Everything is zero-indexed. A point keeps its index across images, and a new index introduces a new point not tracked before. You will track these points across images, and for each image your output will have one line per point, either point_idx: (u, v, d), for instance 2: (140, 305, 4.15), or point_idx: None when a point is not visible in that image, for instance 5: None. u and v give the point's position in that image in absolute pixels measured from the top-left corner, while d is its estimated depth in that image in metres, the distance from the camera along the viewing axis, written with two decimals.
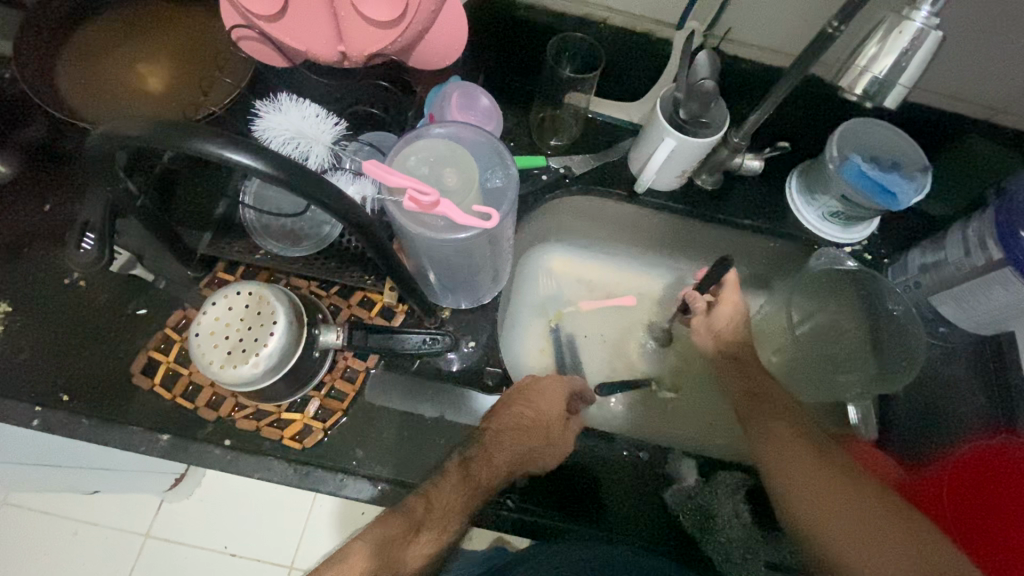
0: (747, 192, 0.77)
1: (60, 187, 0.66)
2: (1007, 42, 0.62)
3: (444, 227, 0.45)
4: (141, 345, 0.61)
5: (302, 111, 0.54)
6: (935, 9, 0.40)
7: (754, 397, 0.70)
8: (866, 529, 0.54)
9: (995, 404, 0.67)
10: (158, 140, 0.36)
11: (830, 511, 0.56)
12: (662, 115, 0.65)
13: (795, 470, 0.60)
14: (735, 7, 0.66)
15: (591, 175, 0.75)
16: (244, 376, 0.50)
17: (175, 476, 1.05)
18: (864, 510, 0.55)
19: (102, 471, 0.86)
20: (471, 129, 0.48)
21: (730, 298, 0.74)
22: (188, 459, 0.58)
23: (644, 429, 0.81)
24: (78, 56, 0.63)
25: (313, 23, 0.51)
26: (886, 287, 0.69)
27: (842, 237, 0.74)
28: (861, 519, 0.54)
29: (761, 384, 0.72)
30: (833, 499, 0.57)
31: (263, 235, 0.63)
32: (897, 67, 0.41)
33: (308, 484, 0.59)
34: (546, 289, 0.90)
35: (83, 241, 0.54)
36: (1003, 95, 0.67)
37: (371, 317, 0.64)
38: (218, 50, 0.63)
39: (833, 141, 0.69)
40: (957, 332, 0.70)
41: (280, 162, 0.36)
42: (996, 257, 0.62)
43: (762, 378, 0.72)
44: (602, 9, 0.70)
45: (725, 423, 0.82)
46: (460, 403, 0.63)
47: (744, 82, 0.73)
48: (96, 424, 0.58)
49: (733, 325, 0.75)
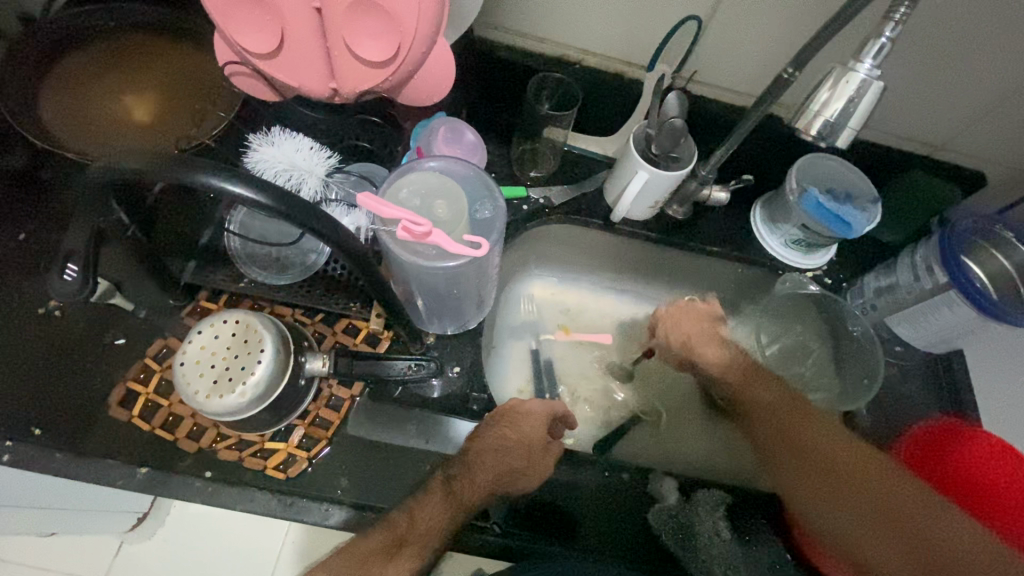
0: (714, 221, 0.81)
1: (35, 215, 0.65)
2: (937, 85, 0.69)
3: (435, 256, 0.47)
4: (119, 376, 0.60)
5: (296, 145, 0.58)
6: (876, 62, 0.45)
7: (815, 462, 0.60)
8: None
9: (949, 420, 0.73)
10: (159, 172, 0.37)
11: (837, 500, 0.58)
12: (635, 150, 0.69)
13: (875, 545, 0.55)
14: (700, 52, 0.71)
15: (569, 206, 0.78)
16: (230, 406, 0.50)
17: (137, 515, 0.99)
18: (958, 564, 0.50)
19: (64, 510, 0.82)
20: (460, 163, 0.51)
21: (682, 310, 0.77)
22: (166, 492, 0.57)
23: (640, 454, 0.83)
24: (62, 85, 0.63)
25: (306, 62, 0.52)
26: (846, 309, 0.75)
27: (803, 263, 0.79)
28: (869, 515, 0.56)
29: (815, 436, 0.62)
30: (840, 493, 0.58)
31: (248, 263, 0.64)
32: (845, 112, 0.46)
33: (292, 515, 0.58)
34: (526, 315, 0.92)
35: (64, 271, 0.52)
36: (935, 132, 0.75)
37: (356, 344, 0.64)
38: (208, 83, 0.65)
39: (792, 174, 0.75)
40: (911, 350, 0.75)
41: (277, 193, 0.37)
42: (942, 280, 0.68)
43: (693, 319, 0.76)
44: (578, 51, 0.75)
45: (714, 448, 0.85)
46: (437, 430, 0.64)
47: (710, 120, 0.78)
48: (69, 458, 0.56)
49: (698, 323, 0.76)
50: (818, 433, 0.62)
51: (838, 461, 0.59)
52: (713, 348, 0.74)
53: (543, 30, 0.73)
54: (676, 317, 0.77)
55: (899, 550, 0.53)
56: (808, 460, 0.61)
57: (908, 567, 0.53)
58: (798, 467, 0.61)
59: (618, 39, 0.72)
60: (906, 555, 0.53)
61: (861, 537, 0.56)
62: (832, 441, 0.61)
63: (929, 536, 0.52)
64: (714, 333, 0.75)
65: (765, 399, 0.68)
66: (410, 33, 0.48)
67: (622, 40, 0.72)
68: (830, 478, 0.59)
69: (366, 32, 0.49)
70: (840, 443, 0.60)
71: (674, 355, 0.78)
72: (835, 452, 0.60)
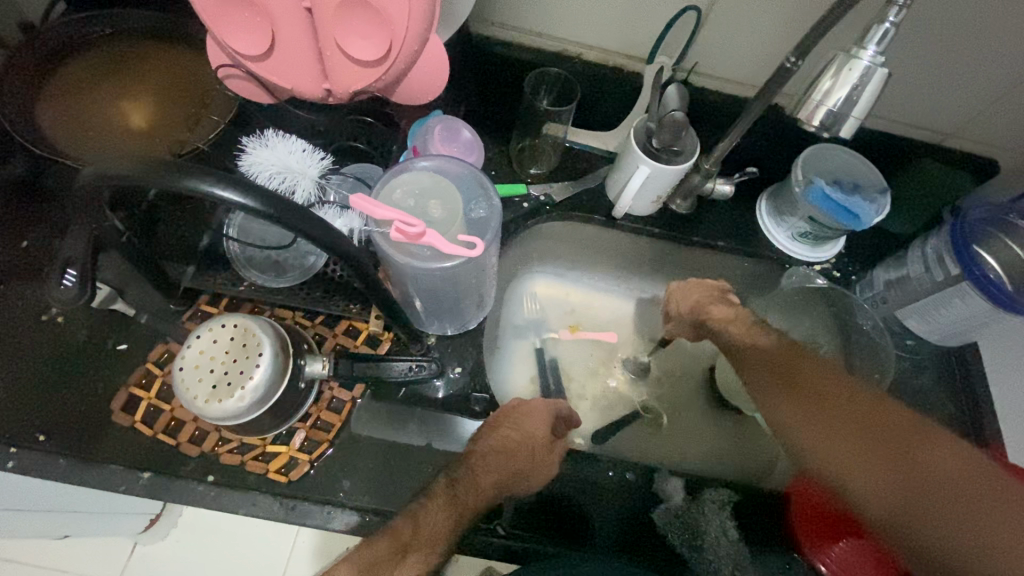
0: (719, 215, 0.80)
1: (37, 222, 0.65)
2: (947, 70, 0.67)
3: (430, 256, 0.47)
4: (120, 381, 0.60)
5: (289, 147, 0.58)
6: (879, 48, 0.44)
7: (814, 399, 0.62)
8: (956, 509, 0.50)
9: (963, 414, 0.71)
10: (148, 178, 0.37)
11: (834, 441, 0.58)
12: (635, 144, 0.67)
13: (863, 476, 0.55)
14: (700, 43, 0.70)
15: (570, 202, 0.77)
16: (229, 410, 0.50)
17: (149, 517, 1.00)
18: (948, 487, 0.51)
19: (76, 514, 0.83)
20: (454, 162, 0.51)
21: (690, 286, 0.75)
22: (170, 497, 0.57)
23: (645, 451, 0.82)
24: (59, 92, 0.63)
25: (298, 63, 0.52)
26: (854, 303, 0.74)
27: (811, 256, 0.78)
28: (864, 453, 0.56)
29: (815, 378, 0.63)
30: (836, 434, 0.59)
31: (247, 267, 0.64)
32: (847, 100, 0.44)
33: (295, 518, 0.58)
34: (530, 313, 0.91)
35: (63, 278, 0.52)
36: (944, 119, 0.73)
37: (357, 345, 0.64)
38: (204, 87, 0.65)
39: (797, 165, 0.73)
40: (923, 344, 0.74)
41: (269, 197, 0.37)
42: (953, 272, 0.66)
43: (702, 289, 0.74)
44: (575, 45, 0.74)
45: (722, 445, 0.84)
46: (448, 429, 0.64)
47: (712, 112, 0.76)
48: (74, 465, 0.56)
49: (706, 291, 0.74)
50: (816, 373, 0.64)
51: (836, 397, 0.61)
52: (721, 308, 0.72)
53: (540, 25, 0.72)
54: (685, 288, 0.75)
55: (889, 473, 0.54)
56: (807, 406, 0.62)
57: (897, 490, 0.53)
58: (797, 408, 0.62)
59: (616, 32, 0.71)
60: (896, 480, 0.54)
61: (851, 466, 0.56)
62: (830, 379, 0.63)
63: (925, 470, 0.53)
64: (725, 301, 0.73)
65: (764, 350, 0.69)
66: (401, 32, 0.47)
67: (620, 33, 0.71)
68: (827, 414, 0.60)
69: (357, 32, 0.48)
70: (841, 384, 0.62)
71: (684, 321, 0.76)
72: (833, 389, 0.62)
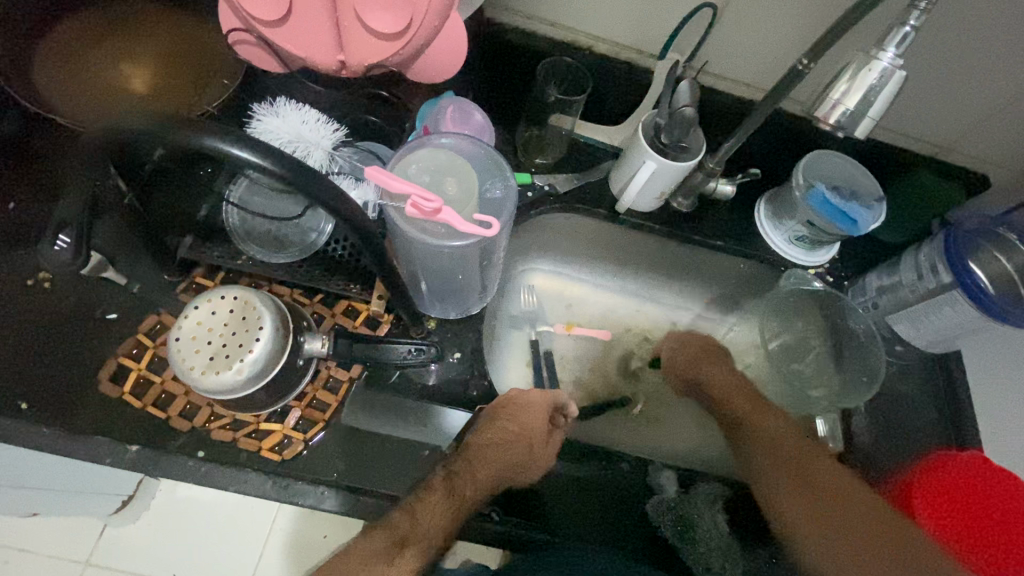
0: (720, 215, 0.81)
1: (26, 184, 0.62)
2: (949, 86, 0.69)
3: (444, 234, 0.46)
4: (110, 352, 0.59)
5: (302, 117, 0.57)
6: (898, 51, 0.45)
7: (816, 487, 0.59)
8: None
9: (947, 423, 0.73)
10: (161, 132, 0.36)
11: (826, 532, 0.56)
12: (644, 139, 0.67)
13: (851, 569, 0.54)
14: (712, 42, 0.70)
15: (574, 195, 0.77)
16: (225, 383, 0.48)
17: (122, 499, 0.97)
18: None
19: (49, 491, 0.80)
20: (470, 142, 0.50)
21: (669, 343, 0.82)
22: (157, 471, 0.56)
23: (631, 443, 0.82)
24: (56, 50, 0.61)
25: (315, 31, 0.51)
26: (847, 306, 0.75)
27: (805, 260, 0.79)
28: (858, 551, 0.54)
29: (823, 466, 0.60)
30: (830, 524, 0.56)
31: (246, 240, 0.62)
32: (864, 101, 0.45)
33: (287, 498, 0.57)
34: (526, 305, 0.90)
35: (55, 241, 0.49)
36: (942, 133, 0.75)
37: (356, 326, 0.63)
38: (209, 53, 0.63)
39: (799, 170, 0.74)
40: (910, 351, 0.75)
41: (284, 159, 0.36)
42: (946, 280, 0.68)
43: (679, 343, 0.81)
44: (589, 37, 0.74)
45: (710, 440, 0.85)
46: (434, 422, 0.62)
47: (718, 112, 0.77)
48: (57, 435, 0.55)
49: (688, 347, 0.79)
50: (819, 459, 0.61)
51: (845, 494, 0.57)
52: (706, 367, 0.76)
53: (555, 14, 0.72)
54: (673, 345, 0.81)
55: None
56: (804, 481, 0.60)
57: None
58: (797, 486, 0.60)
59: (630, 26, 0.71)
60: None
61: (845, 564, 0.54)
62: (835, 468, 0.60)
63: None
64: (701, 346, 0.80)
65: (744, 405, 0.70)
66: (424, 6, 0.47)
67: (635, 27, 0.71)
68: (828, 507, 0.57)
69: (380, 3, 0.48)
70: (846, 479, 0.59)
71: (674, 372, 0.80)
72: (839, 484, 0.58)
